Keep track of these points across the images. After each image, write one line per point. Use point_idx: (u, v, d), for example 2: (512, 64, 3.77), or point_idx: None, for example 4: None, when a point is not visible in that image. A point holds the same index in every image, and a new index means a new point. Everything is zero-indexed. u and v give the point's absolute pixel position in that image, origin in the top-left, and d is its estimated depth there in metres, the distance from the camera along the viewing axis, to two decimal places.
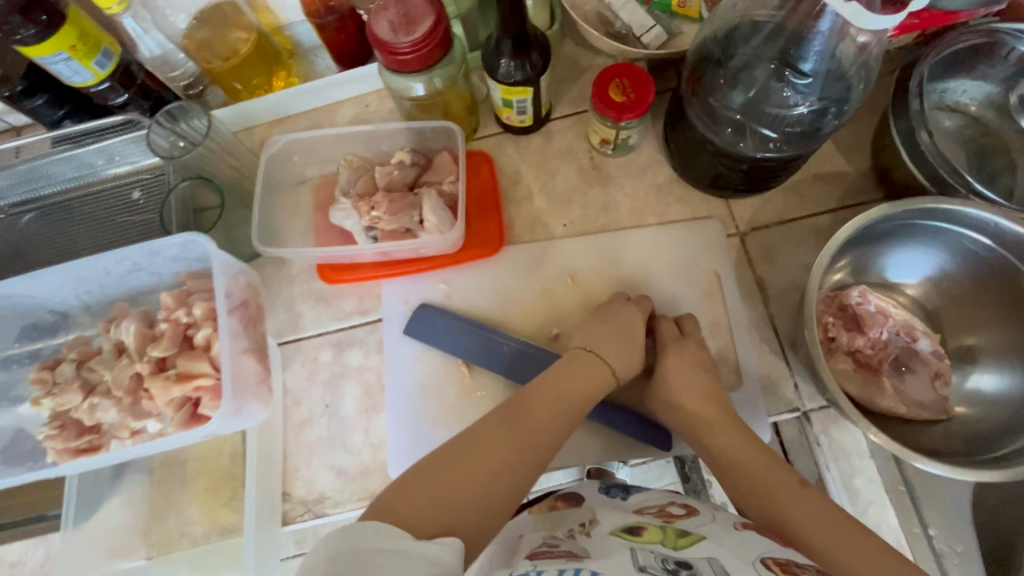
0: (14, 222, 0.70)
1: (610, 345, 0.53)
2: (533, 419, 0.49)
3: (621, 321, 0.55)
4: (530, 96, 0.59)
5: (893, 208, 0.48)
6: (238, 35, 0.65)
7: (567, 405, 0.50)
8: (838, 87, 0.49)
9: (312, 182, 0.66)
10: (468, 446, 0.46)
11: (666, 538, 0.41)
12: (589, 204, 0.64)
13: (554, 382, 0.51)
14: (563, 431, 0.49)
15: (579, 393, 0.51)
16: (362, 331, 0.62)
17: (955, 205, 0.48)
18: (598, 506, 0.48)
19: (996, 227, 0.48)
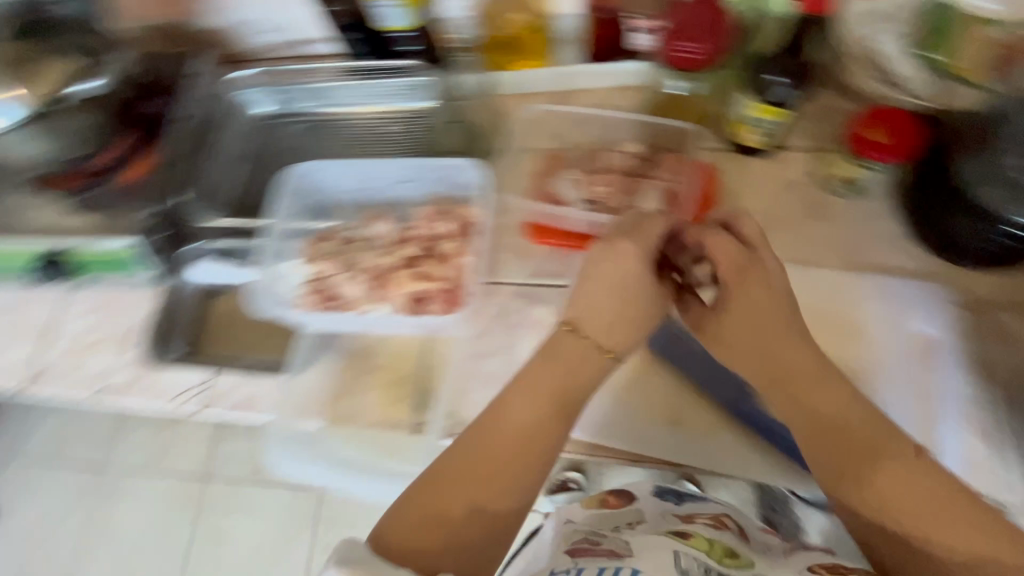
0: (291, 127, 0.86)
1: (596, 323, 0.53)
2: (516, 418, 0.49)
3: (608, 270, 0.52)
4: (782, 120, 0.62)
5: None
6: (514, 16, 0.74)
7: (544, 402, 0.50)
8: None
9: (540, 151, 0.72)
10: (469, 454, 0.48)
11: (712, 549, 0.44)
12: (803, 236, 0.64)
13: (540, 371, 0.51)
14: (562, 425, 0.51)
15: (555, 378, 0.51)
16: (551, 292, 0.67)
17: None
18: (646, 509, 0.52)
19: None
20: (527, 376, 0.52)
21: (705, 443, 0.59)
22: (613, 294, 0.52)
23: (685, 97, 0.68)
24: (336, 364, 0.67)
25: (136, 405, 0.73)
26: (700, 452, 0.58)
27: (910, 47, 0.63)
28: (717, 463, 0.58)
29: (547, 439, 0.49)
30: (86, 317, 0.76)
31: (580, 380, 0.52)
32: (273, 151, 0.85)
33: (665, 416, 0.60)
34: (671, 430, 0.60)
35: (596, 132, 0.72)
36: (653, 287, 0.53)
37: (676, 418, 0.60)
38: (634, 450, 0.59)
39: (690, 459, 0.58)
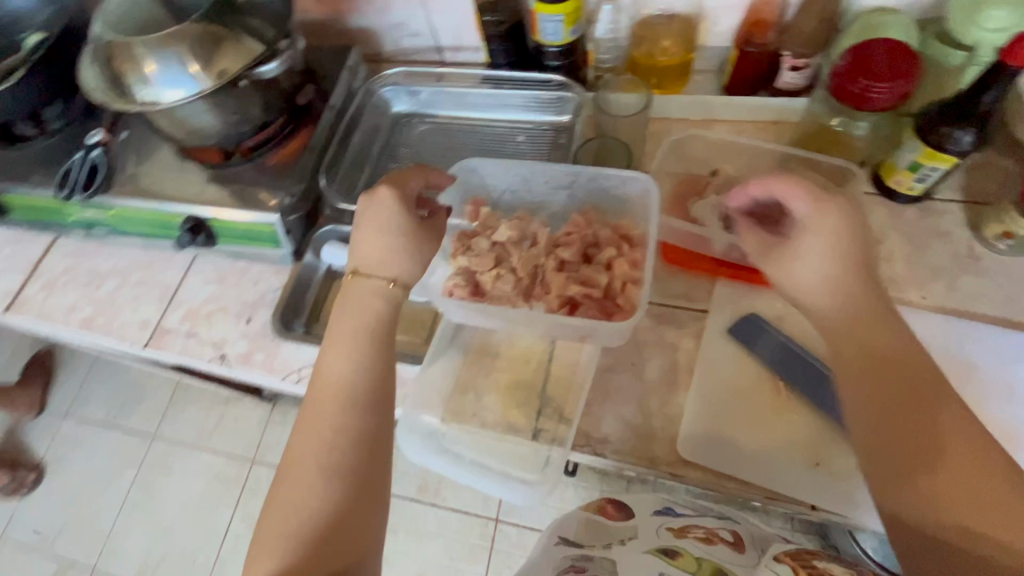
0: (420, 129, 0.88)
1: (370, 261, 0.53)
2: (347, 355, 0.49)
3: (376, 220, 0.53)
4: (944, 168, 0.60)
5: None
6: (667, 44, 0.76)
7: (361, 329, 0.51)
8: None
9: (680, 174, 0.73)
10: (311, 428, 0.46)
11: (698, 569, 0.48)
12: (957, 289, 0.62)
13: (355, 318, 0.51)
14: (384, 347, 0.51)
15: (370, 315, 0.51)
16: (683, 314, 0.67)
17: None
18: (641, 526, 0.59)
19: None
20: (337, 321, 0.51)
21: (845, 491, 0.56)
22: (822, 263, 0.51)
23: (837, 134, 0.67)
24: (460, 360, 0.68)
25: (251, 378, 0.75)
26: (842, 499, 0.56)
27: None
28: (859, 511, 0.55)
29: (374, 373, 0.49)
30: (211, 288, 0.81)
31: (381, 317, 0.52)
32: (399, 150, 0.87)
33: (807, 458, 0.58)
34: (809, 472, 0.57)
35: (739, 161, 0.72)
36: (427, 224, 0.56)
37: (816, 460, 0.57)
38: (771, 485, 0.57)
39: (829, 504, 0.56)
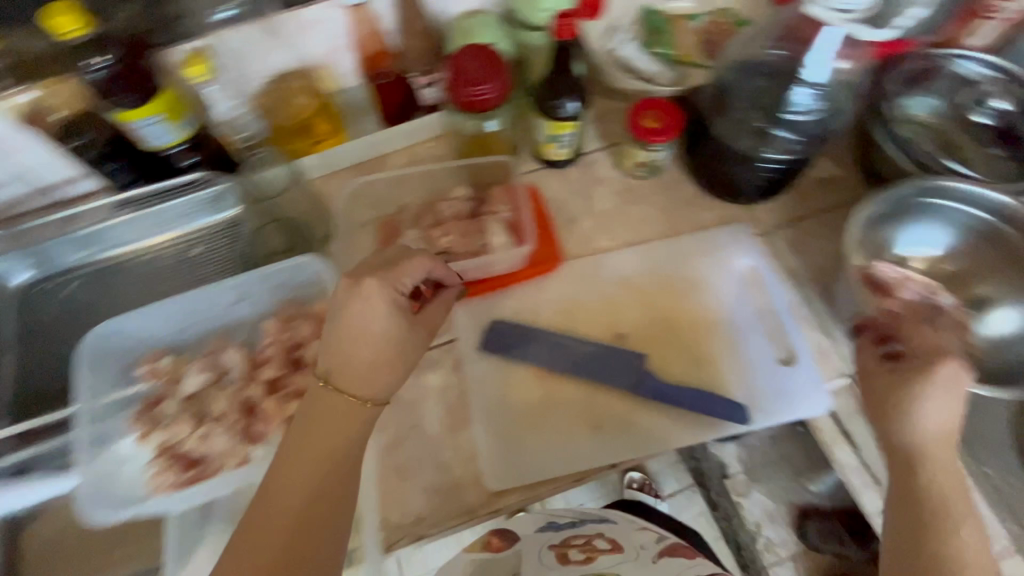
0: (66, 290, 0.71)
1: (350, 366, 0.47)
2: (313, 470, 0.45)
3: (363, 320, 0.47)
4: (575, 130, 0.68)
5: (897, 185, 0.58)
6: (301, 99, 0.72)
7: (341, 448, 0.45)
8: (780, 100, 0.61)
9: (375, 222, 0.71)
10: (257, 532, 0.43)
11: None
12: (630, 220, 0.72)
13: (321, 427, 0.46)
14: (351, 470, 0.46)
15: (350, 435, 0.46)
16: (437, 353, 0.65)
17: (948, 181, 0.58)
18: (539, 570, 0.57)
19: (970, 194, 0.59)
20: (311, 423, 0.45)
21: (629, 436, 0.60)
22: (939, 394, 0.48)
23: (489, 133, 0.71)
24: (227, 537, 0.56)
25: None
26: (629, 445, 0.60)
27: (643, 47, 0.75)
28: (647, 448, 0.59)
29: (337, 496, 0.45)
30: None
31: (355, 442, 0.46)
32: (51, 324, 0.70)
33: (589, 425, 0.61)
34: (598, 438, 0.60)
35: (421, 186, 0.73)
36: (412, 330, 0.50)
37: (598, 424, 0.61)
38: (573, 468, 0.59)
39: (624, 455, 0.59)
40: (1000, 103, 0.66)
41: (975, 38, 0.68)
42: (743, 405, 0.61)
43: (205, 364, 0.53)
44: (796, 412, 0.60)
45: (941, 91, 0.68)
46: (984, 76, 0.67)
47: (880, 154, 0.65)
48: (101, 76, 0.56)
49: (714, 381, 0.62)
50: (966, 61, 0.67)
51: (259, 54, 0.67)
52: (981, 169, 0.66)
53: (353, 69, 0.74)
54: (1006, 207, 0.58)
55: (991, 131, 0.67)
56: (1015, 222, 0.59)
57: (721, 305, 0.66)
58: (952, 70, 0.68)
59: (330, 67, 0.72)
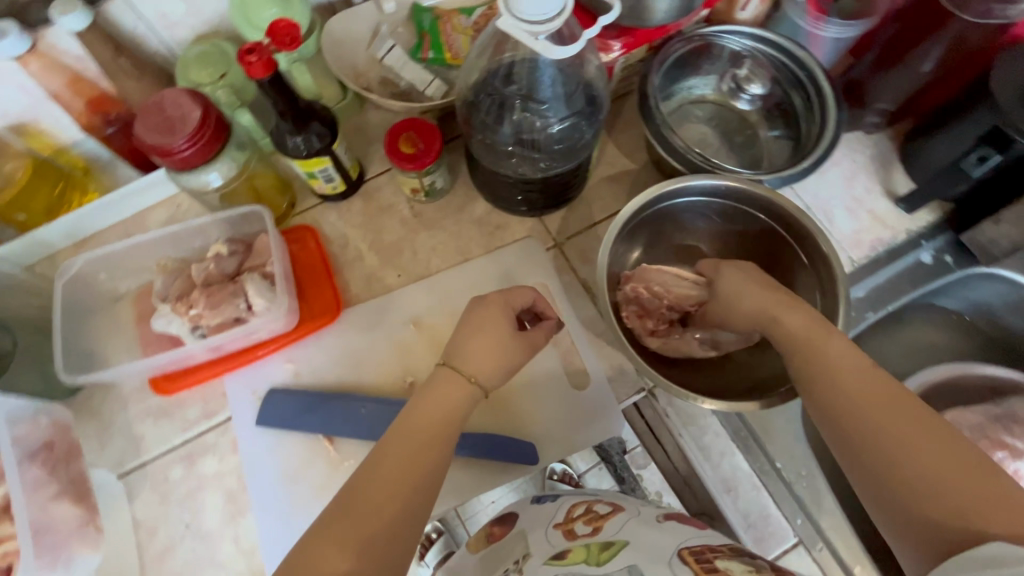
0: None
1: (468, 354, 0.48)
2: (397, 465, 0.42)
3: (491, 319, 0.49)
4: (330, 164, 0.62)
5: (641, 198, 0.56)
6: (10, 165, 0.62)
7: (429, 443, 0.44)
8: (528, 124, 0.54)
9: (130, 295, 0.63)
10: (318, 538, 0.39)
11: (590, 554, 0.45)
12: (419, 250, 0.66)
13: (412, 423, 0.45)
14: (436, 466, 0.44)
15: (436, 431, 0.45)
16: (213, 435, 0.59)
17: (684, 180, 0.56)
18: (528, 527, 0.54)
19: (725, 189, 0.57)
20: (408, 413, 0.46)
21: None
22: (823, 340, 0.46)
23: (227, 185, 0.61)
24: None
25: None
26: None
27: (411, 53, 0.67)
28: (441, 500, 0.57)
29: (410, 492, 0.42)
30: None
31: (444, 450, 0.45)
32: None
33: None
34: None
35: (176, 248, 0.64)
36: (519, 337, 0.49)
37: None
38: None
39: None
40: (757, 88, 0.66)
41: (743, 12, 0.65)
42: (536, 439, 0.58)
43: None
44: (591, 438, 0.58)
45: (715, 71, 0.67)
46: (749, 51, 0.64)
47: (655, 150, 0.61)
48: None
49: (506, 418, 0.59)
50: (732, 37, 0.63)
51: None
52: (754, 156, 0.67)
53: (71, 121, 0.62)
54: (763, 201, 0.57)
55: (757, 113, 0.68)
56: (778, 215, 0.57)
57: None
58: (722, 48, 0.64)
59: (39, 122, 0.61)
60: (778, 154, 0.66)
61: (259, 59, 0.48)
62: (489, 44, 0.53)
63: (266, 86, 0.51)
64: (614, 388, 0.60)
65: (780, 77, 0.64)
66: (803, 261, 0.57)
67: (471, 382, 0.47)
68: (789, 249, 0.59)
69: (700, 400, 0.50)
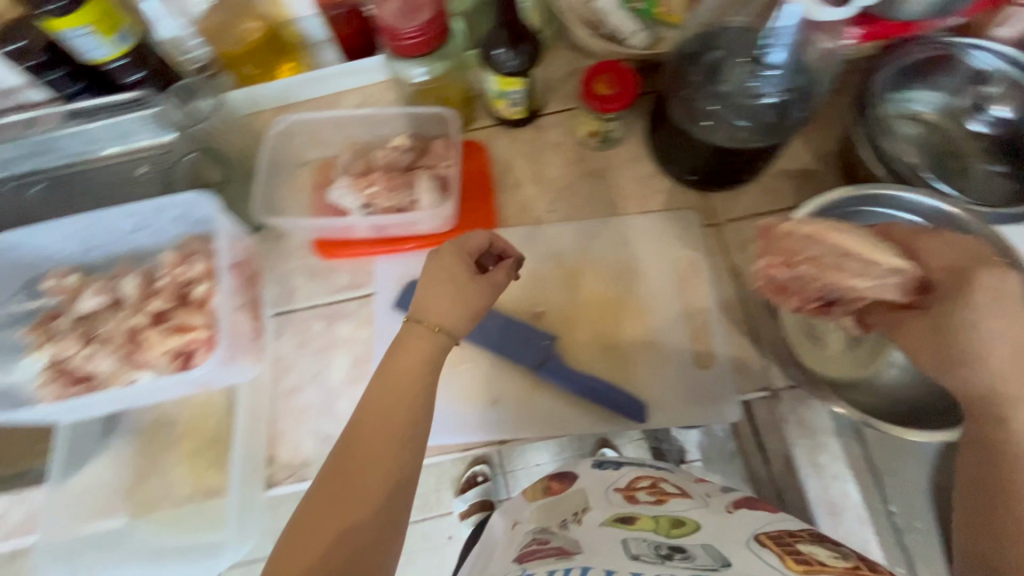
0: (21, 193, 0.74)
1: (432, 306, 0.48)
2: (373, 432, 0.44)
3: (451, 271, 0.49)
4: (523, 87, 0.63)
5: (833, 196, 0.53)
6: (248, 25, 0.69)
7: (399, 402, 0.45)
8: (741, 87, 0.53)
9: (313, 164, 0.69)
10: (316, 506, 0.41)
11: (659, 525, 0.43)
12: (577, 193, 0.67)
13: (378, 391, 0.45)
14: (415, 421, 0.45)
15: (407, 385, 0.46)
16: (354, 305, 0.65)
17: (886, 189, 0.53)
18: (590, 487, 0.50)
19: (929, 210, 0.52)
20: (389, 365, 0.47)
21: (526, 414, 0.59)
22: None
23: (428, 83, 0.66)
24: (128, 449, 0.60)
25: None
26: (522, 423, 0.59)
27: None
28: (532, 428, 0.59)
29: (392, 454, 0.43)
30: None
31: (417, 399, 0.45)
32: None
33: (486, 399, 0.60)
34: (493, 413, 0.60)
35: (363, 131, 0.69)
36: (478, 281, 0.50)
37: (496, 399, 0.60)
38: (466, 440, 0.59)
39: (515, 434, 0.59)
40: (1002, 110, 0.59)
41: (999, 30, 0.59)
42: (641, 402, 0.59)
43: (102, 287, 0.53)
44: (702, 419, 0.58)
45: (946, 87, 0.60)
46: (998, 72, 0.58)
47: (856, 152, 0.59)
48: None
49: (622, 372, 0.60)
50: (982, 53, 0.58)
51: None
52: (970, 189, 0.58)
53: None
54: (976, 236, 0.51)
55: (986, 142, 0.60)
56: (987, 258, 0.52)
57: (652, 293, 0.62)
58: (965, 62, 0.59)
59: None
60: (996, 190, 0.58)
61: None
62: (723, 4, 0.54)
63: None
64: (738, 378, 0.58)
65: None
66: None
67: (441, 334, 0.48)
68: None
69: None
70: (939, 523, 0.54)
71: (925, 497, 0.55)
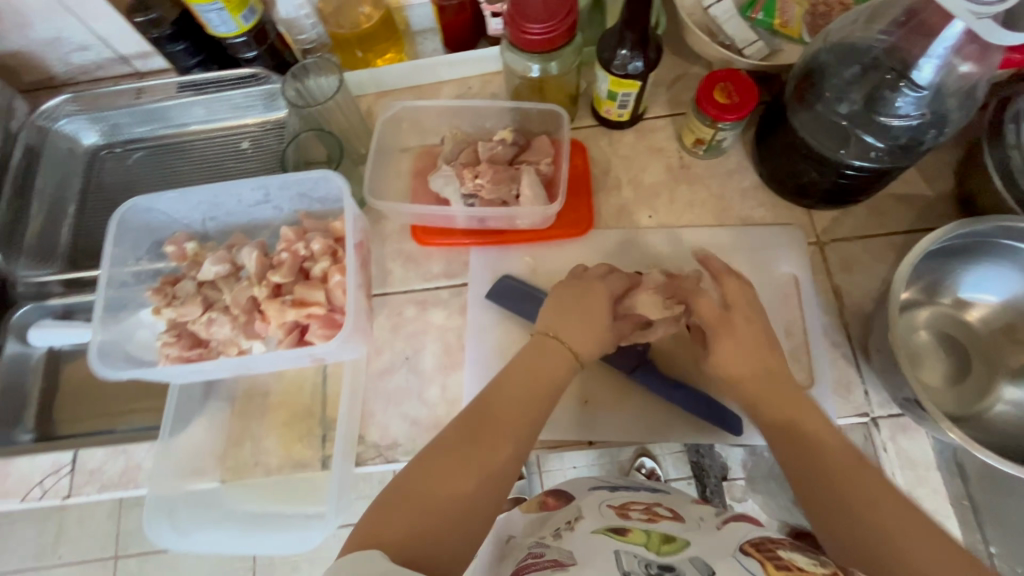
0: (127, 157, 0.76)
1: (570, 331, 0.54)
2: (481, 435, 0.47)
3: (596, 303, 0.55)
4: (635, 91, 0.63)
5: (970, 223, 0.50)
6: (363, 10, 0.69)
7: (509, 415, 0.49)
8: (878, 106, 0.51)
9: (414, 151, 0.70)
10: (413, 481, 0.44)
11: (650, 542, 0.41)
12: (675, 200, 0.67)
13: (493, 401, 0.50)
14: (517, 437, 0.48)
15: (519, 402, 0.50)
16: (447, 293, 0.65)
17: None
18: (584, 504, 0.51)
19: None
20: (508, 374, 0.52)
21: (616, 416, 0.59)
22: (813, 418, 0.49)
23: (538, 79, 0.65)
24: (223, 414, 0.62)
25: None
26: (612, 425, 0.59)
27: (740, 9, 0.66)
28: (614, 433, 0.59)
29: (491, 459, 0.46)
30: None
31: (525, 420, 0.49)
32: (104, 190, 0.75)
33: (576, 398, 0.60)
34: (581, 411, 0.60)
35: (466, 122, 0.70)
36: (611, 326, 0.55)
37: (585, 399, 0.60)
38: (553, 436, 0.59)
39: (603, 435, 0.59)
40: None
41: None
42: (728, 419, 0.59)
43: (221, 255, 0.54)
44: None
45: None
46: None
47: (984, 180, 0.56)
48: None
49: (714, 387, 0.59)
50: None
51: None
52: None
53: None
54: None
55: None
56: None
57: None
58: None
59: None
60: None
61: None
62: (847, 24, 0.53)
63: None
64: (837, 401, 0.57)
65: None
66: None
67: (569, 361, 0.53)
68: None
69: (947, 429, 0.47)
70: None
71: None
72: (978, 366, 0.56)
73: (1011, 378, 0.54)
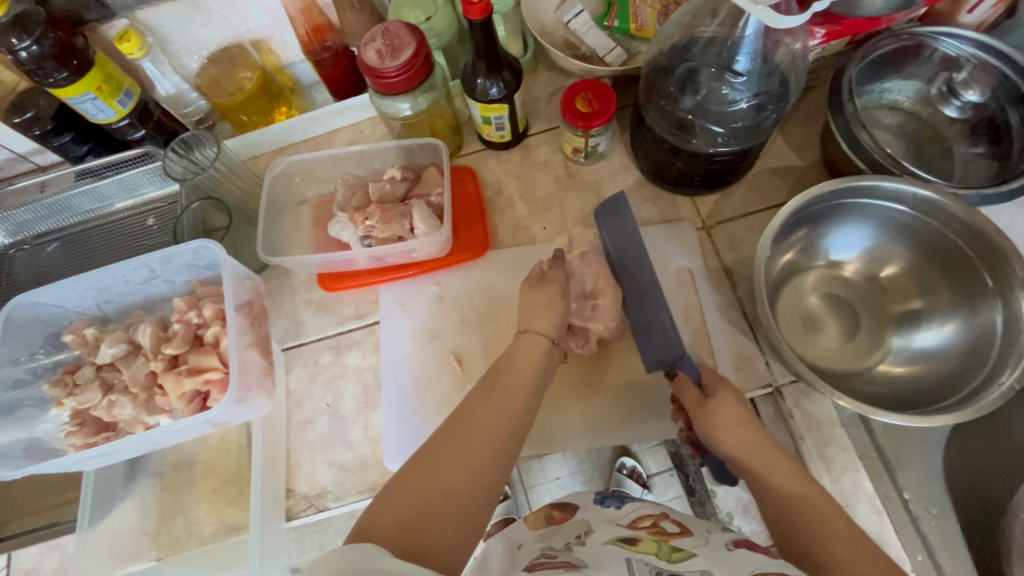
0: (37, 252, 0.77)
1: (544, 316, 0.54)
2: (485, 416, 0.46)
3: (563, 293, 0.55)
4: (506, 113, 0.65)
5: (822, 188, 0.52)
6: (244, 74, 0.71)
7: (513, 398, 0.48)
8: (713, 96, 0.54)
9: (312, 202, 0.72)
10: (415, 475, 0.42)
11: (660, 550, 0.42)
12: (566, 208, 0.69)
13: (494, 385, 0.49)
14: (523, 415, 0.48)
15: (523, 386, 0.49)
16: (360, 334, 0.67)
17: (873, 181, 0.52)
18: (591, 516, 0.49)
19: (911, 196, 0.53)
20: (508, 359, 0.51)
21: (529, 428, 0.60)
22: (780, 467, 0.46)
23: (414, 117, 0.67)
24: (152, 491, 0.62)
25: None
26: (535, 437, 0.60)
27: (596, 20, 0.70)
28: (567, 439, 0.60)
29: (503, 432, 0.45)
30: None
31: (527, 400, 0.48)
32: (17, 288, 0.75)
33: None
34: None
35: (358, 165, 0.72)
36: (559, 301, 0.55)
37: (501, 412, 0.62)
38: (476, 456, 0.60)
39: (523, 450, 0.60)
40: (974, 95, 0.59)
41: (969, 15, 0.60)
42: (660, 400, 0.60)
43: (117, 337, 0.55)
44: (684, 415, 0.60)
45: (921, 75, 0.62)
46: (968, 57, 0.59)
47: (836, 146, 0.59)
48: (26, 57, 0.58)
49: (624, 378, 0.61)
50: (952, 40, 0.59)
51: (191, 29, 0.68)
52: (954, 172, 0.59)
53: (296, 43, 0.72)
54: (942, 206, 0.52)
55: (960, 126, 0.61)
56: (977, 241, 0.51)
57: None
58: (938, 51, 0.60)
59: (270, 40, 0.72)
60: (977, 173, 0.58)
61: (482, 2, 0.52)
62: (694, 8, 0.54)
63: (477, 28, 0.55)
64: (739, 376, 0.59)
65: (1003, 87, 0.58)
66: (988, 284, 0.51)
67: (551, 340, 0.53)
68: (971, 270, 0.52)
69: (830, 395, 0.47)
70: (949, 504, 0.54)
71: (933, 481, 0.55)
72: (865, 321, 0.58)
73: (896, 327, 0.56)
